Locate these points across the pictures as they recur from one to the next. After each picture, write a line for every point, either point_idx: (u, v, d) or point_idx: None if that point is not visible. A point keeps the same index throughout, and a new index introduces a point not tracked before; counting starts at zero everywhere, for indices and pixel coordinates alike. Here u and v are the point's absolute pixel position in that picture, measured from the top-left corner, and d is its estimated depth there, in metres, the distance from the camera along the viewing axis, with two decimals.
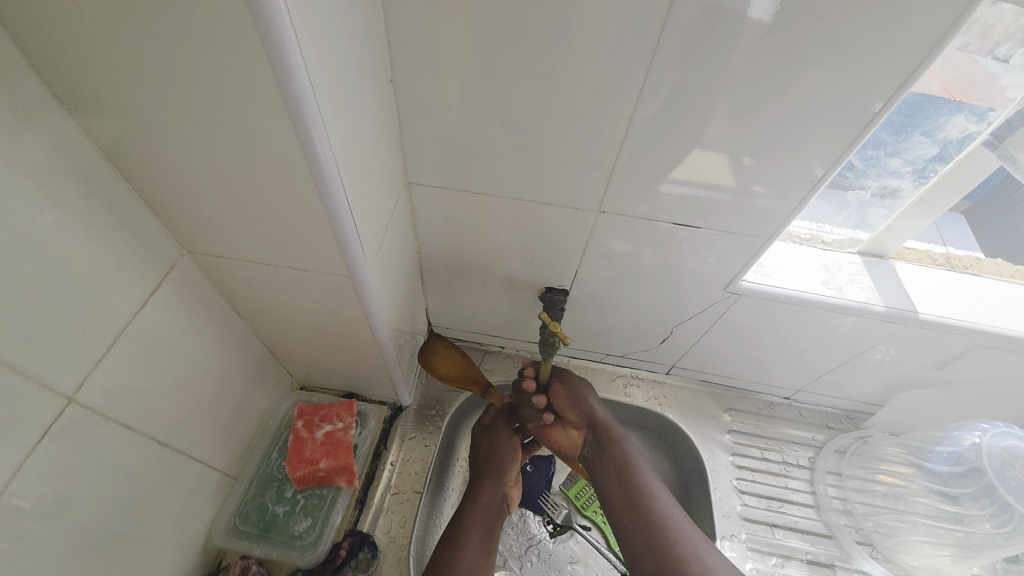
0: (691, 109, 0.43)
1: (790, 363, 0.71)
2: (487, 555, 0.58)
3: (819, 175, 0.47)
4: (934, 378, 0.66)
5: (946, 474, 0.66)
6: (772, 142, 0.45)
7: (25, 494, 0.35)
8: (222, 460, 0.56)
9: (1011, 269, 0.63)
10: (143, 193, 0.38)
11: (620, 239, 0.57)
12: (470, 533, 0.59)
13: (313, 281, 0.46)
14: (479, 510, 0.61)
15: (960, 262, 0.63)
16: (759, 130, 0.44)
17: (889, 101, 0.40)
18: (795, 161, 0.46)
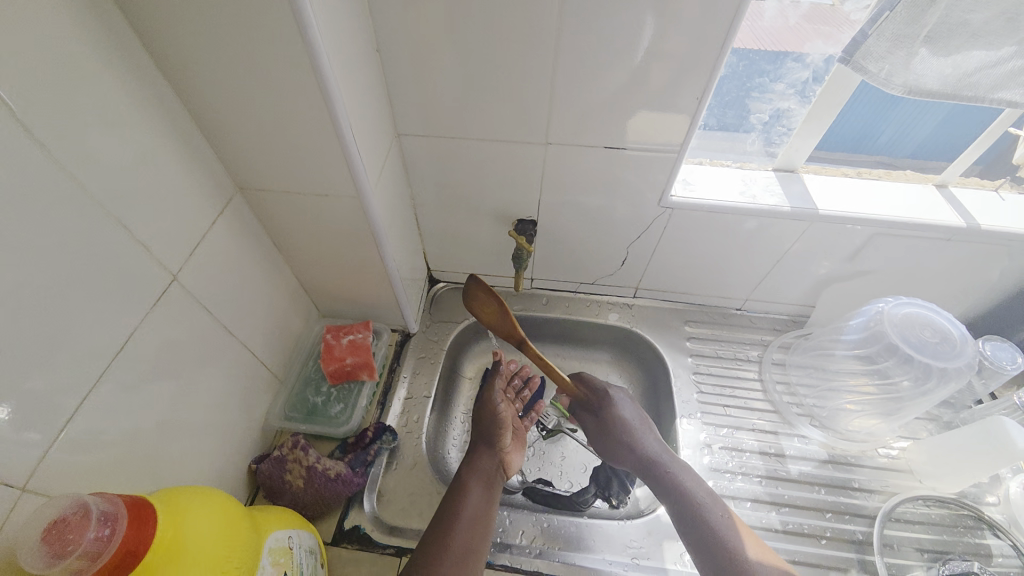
0: (600, 47, 0.56)
1: (731, 271, 0.84)
2: (487, 508, 0.64)
3: (705, 87, 0.58)
4: (850, 270, 0.79)
5: (857, 340, 0.75)
6: (666, 69, 0.57)
7: (152, 340, 0.50)
8: (272, 364, 0.71)
9: (920, 178, 0.75)
10: (208, 132, 0.53)
11: (570, 166, 0.70)
12: (472, 489, 0.65)
13: (331, 205, 0.60)
14: (478, 469, 0.68)
15: (872, 173, 0.76)
16: (652, 61, 0.57)
17: (736, 20, 0.52)
18: (688, 79, 0.58)
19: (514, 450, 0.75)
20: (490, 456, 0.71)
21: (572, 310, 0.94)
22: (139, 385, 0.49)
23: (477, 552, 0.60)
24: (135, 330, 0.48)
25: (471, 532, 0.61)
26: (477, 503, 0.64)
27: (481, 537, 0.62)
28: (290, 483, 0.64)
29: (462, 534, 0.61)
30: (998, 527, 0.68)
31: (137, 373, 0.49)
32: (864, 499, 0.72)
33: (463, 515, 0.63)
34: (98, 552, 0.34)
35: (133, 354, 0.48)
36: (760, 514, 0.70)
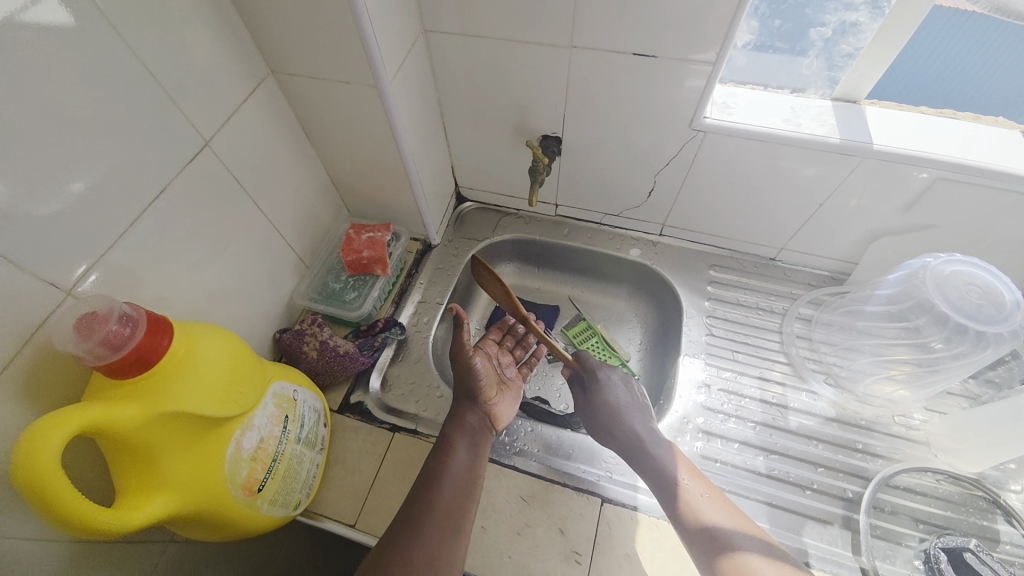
0: None
1: (766, 214, 0.78)
2: (473, 465, 0.62)
3: None
4: (904, 222, 0.71)
5: (892, 294, 0.70)
6: None
7: (188, 198, 0.56)
8: (299, 249, 0.78)
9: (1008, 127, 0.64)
10: (240, 6, 0.55)
11: (597, 75, 0.67)
12: (458, 446, 0.63)
13: (353, 95, 0.63)
14: (464, 425, 0.65)
15: (951, 112, 0.66)
16: None
17: None
18: None
19: (503, 407, 0.72)
20: (475, 412, 0.68)
21: (594, 241, 0.93)
22: (179, 236, 0.56)
23: (463, 510, 0.58)
24: (172, 185, 0.54)
25: (456, 490, 0.59)
26: (462, 462, 0.61)
27: (466, 495, 0.59)
28: (306, 352, 0.71)
29: (449, 492, 0.58)
30: (1016, 517, 0.61)
31: (176, 225, 0.55)
32: (865, 461, 0.68)
33: (449, 473, 0.60)
34: (120, 344, 0.41)
35: (172, 206, 0.54)
36: (744, 456, 0.69)
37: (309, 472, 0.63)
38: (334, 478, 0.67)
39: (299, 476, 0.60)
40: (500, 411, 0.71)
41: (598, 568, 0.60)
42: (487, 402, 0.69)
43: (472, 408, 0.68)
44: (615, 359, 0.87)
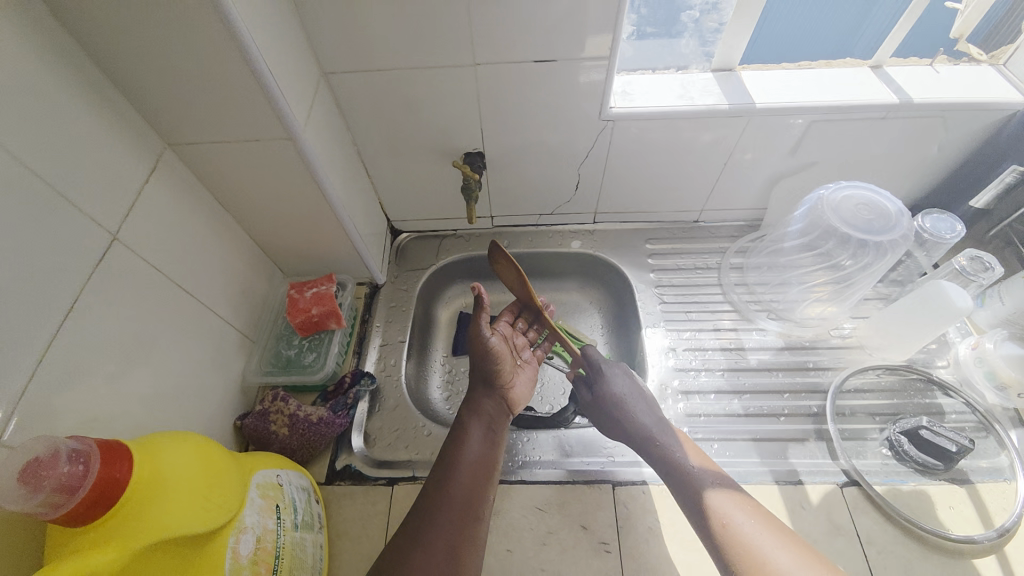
0: None
1: (682, 182, 0.85)
2: (487, 452, 0.63)
3: None
4: (795, 164, 0.80)
5: (803, 227, 0.78)
6: None
7: (103, 301, 0.50)
8: (240, 324, 0.72)
9: (856, 63, 0.75)
10: (121, 84, 0.51)
11: (504, 86, 0.69)
12: (472, 433, 0.64)
13: (265, 153, 0.60)
14: (480, 413, 0.66)
15: (808, 64, 0.76)
16: None
17: None
18: None
19: (519, 391, 0.73)
20: (491, 398, 0.69)
21: (536, 243, 0.95)
22: (101, 345, 0.49)
23: (480, 498, 0.59)
24: (82, 291, 0.48)
25: (471, 479, 0.60)
26: (478, 449, 0.63)
27: (482, 484, 0.60)
28: (275, 432, 0.66)
29: (463, 480, 0.59)
30: (949, 388, 0.72)
31: (97, 334, 0.49)
32: (818, 376, 0.76)
33: (465, 460, 0.61)
34: (75, 486, 0.36)
35: (88, 314, 0.48)
36: (723, 403, 0.75)
37: (315, 556, 0.58)
38: (342, 552, 0.63)
39: (305, 564, 0.55)
40: (516, 395, 0.72)
41: (625, 549, 0.62)
42: (503, 387, 0.70)
43: (488, 395, 0.69)
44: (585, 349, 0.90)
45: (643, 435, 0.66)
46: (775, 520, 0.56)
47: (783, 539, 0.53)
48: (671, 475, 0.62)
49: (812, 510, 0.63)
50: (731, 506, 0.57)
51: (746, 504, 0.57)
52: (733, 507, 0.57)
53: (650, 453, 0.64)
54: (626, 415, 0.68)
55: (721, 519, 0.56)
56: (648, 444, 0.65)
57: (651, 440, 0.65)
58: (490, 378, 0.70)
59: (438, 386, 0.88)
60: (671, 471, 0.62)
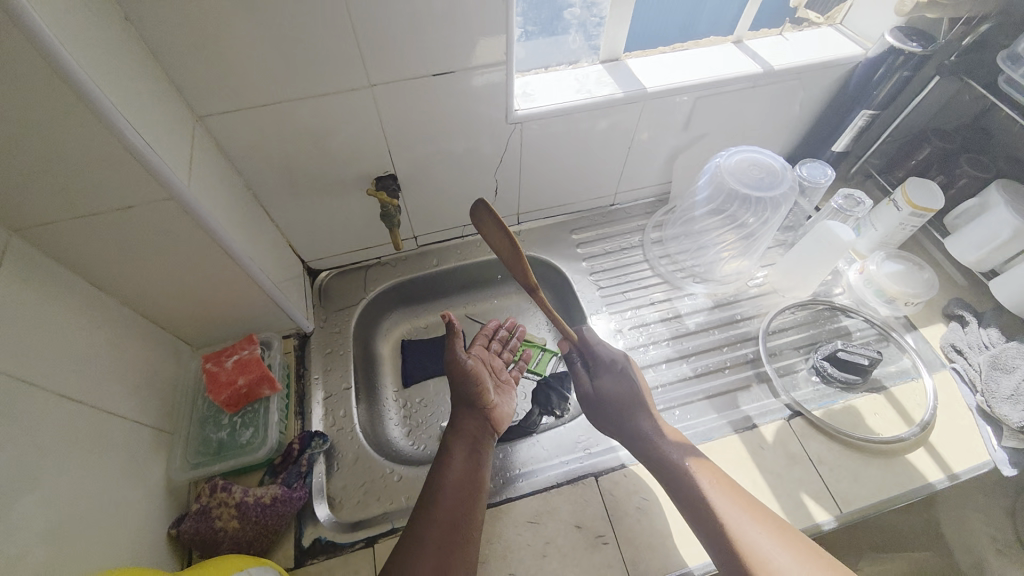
0: None
1: (594, 171, 0.88)
2: (473, 471, 0.62)
3: None
4: (688, 139, 0.86)
5: (708, 193, 0.84)
6: None
7: None
8: (148, 418, 0.61)
9: (720, 40, 0.82)
10: None
11: (404, 103, 0.66)
12: (457, 453, 0.63)
13: (142, 218, 0.51)
14: (464, 432, 0.66)
15: (681, 45, 0.81)
16: None
17: None
18: None
19: (502, 409, 0.72)
20: (474, 417, 0.68)
21: (465, 255, 0.93)
22: None
23: (468, 519, 0.57)
24: None
25: (458, 501, 0.59)
26: (462, 470, 0.62)
27: (470, 505, 0.59)
28: (222, 530, 0.58)
29: (449, 503, 0.58)
30: (849, 310, 0.83)
31: None
32: (747, 325, 0.84)
33: (449, 482, 0.60)
34: None
35: None
36: (674, 369, 0.79)
37: None
38: None
39: None
40: (500, 414, 0.71)
41: (623, 536, 0.62)
42: (487, 403, 0.70)
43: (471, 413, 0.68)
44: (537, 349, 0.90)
45: (632, 436, 0.66)
46: (746, 496, 0.59)
47: (758, 515, 0.57)
48: (662, 470, 0.62)
49: (771, 447, 0.68)
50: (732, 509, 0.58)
51: (725, 487, 0.60)
52: (735, 510, 0.57)
53: (641, 450, 0.65)
54: (619, 417, 0.68)
55: (725, 524, 0.57)
56: (638, 443, 0.65)
57: (642, 438, 0.65)
58: (473, 397, 0.69)
59: (396, 423, 0.83)
60: (662, 466, 0.62)
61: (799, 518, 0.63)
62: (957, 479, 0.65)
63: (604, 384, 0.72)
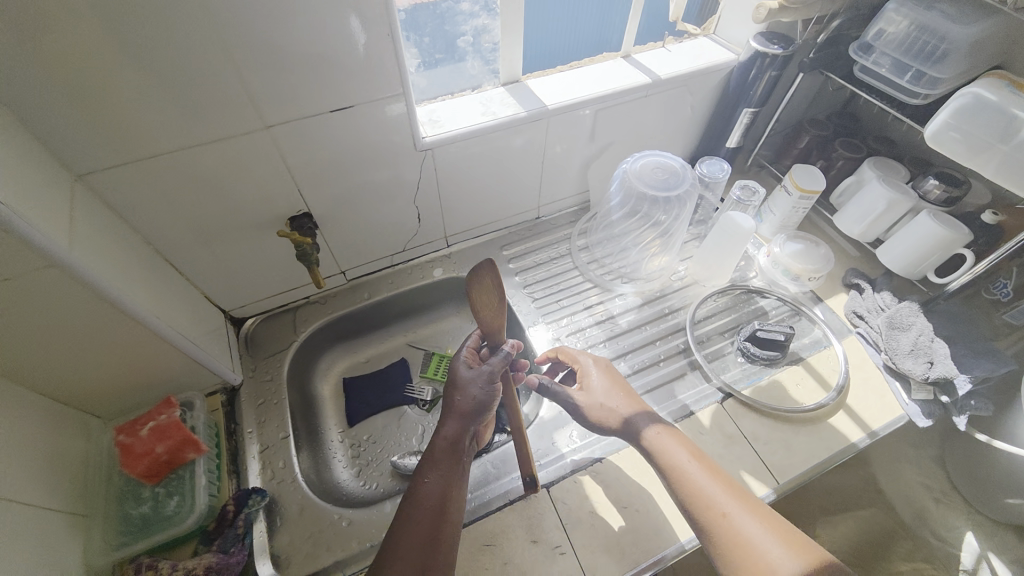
0: (256, 7, 0.51)
1: (513, 187, 0.91)
2: (453, 489, 0.58)
3: (388, 19, 0.58)
4: (597, 148, 0.91)
5: (623, 197, 0.88)
6: (335, 11, 0.55)
7: None
8: (60, 502, 0.56)
9: (611, 55, 0.88)
10: None
11: (306, 142, 0.65)
12: (439, 470, 0.59)
13: (25, 289, 0.47)
14: (451, 445, 0.61)
15: (577, 63, 0.87)
16: (320, 10, 0.54)
17: None
18: (364, 12, 0.56)
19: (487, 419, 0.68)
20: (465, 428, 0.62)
21: (398, 284, 0.93)
22: None
23: (447, 539, 0.54)
24: None
25: (439, 520, 0.55)
26: (440, 488, 0.58)
27: (450, 525, 0.56)
28: None
29: (429, 524, 0.55)
30: (763, 291, 0.89)
31: None
32: (676, 317, 0.87)
33: (427, 500, 0.57)
34: None
35: None
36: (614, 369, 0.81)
37: None
38: None
39: None
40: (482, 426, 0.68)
41: (579, 544, 0.62)
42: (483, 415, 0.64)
43: (462, 424, 0.62)
44: None
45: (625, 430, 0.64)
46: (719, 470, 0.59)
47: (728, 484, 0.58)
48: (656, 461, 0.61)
49: (710, 432, 0.71)
50: (723, 496, 0.56)
51: (702, 465, 0.59)
52: (724, 497, 0.56)
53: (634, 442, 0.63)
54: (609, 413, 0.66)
55: (715, 510, 0.55)
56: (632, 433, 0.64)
57: (634, 431, 0.64)
58: (467, 407, 0.64)
59: (344, 466, 0.81)
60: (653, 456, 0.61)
61: None
62: (876, 436, 0.71)
63: (595, 384, 0.69)
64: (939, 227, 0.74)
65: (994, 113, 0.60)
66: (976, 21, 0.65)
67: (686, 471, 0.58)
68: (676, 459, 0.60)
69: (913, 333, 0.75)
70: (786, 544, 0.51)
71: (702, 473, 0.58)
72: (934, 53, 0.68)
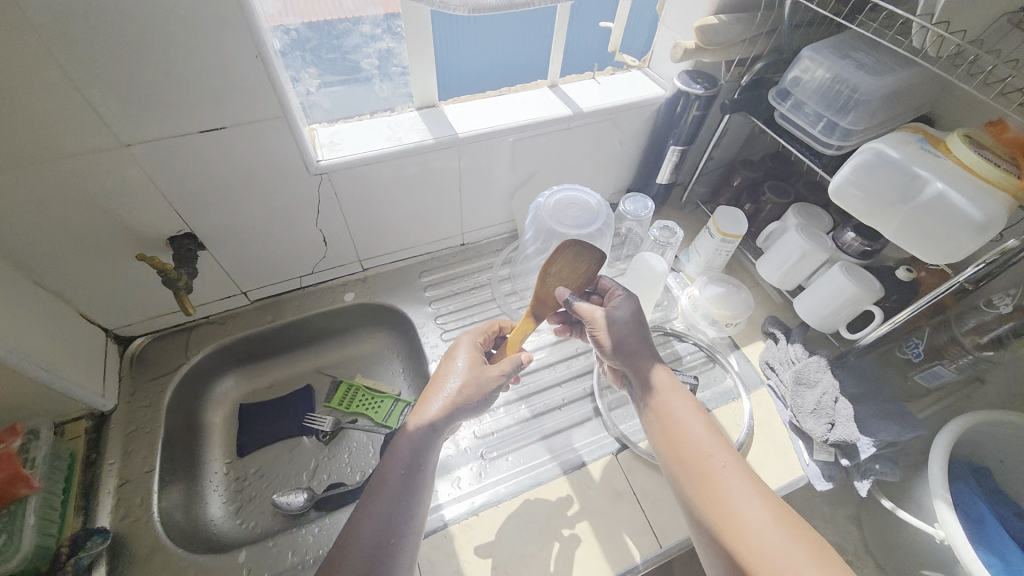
0: (89, 25, 0.46)
1: (430, 214, 0.87)
2: (412, 492, 0.56)
3: (256, 44, 0.53)
4: (519, 179, 0.89)
5: (536, 237, 0.83)
6: (189, 33, 0.50)
7: None
8: None
9: (538, 83, 0.86)
10: None
11: (176, 164, 0.61)
12: (401, 471, 0.57)
13: None
14: (417, 444, 0.59)
15: (509, 88, 0.84)
16: (170, 31, 0.49)
17: None
18: (226, 36, 0.52)
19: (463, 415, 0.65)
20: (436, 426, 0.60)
21: (306, 308, 0.89)
22: None
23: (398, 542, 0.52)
24: None
25: (390, 524, 0.53)
26: (398, 489, 0.55)
27: (402, 531, 0.53)
28: None
29: (380, 525, 0.52)
30: (681, 335, 0.86)
31: None
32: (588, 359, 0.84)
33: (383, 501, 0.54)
34: None
35: None
36: (512, 413, 0.77)
37: None
38: None
39: None
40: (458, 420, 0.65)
41: None
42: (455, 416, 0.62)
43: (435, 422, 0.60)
44: (389, 400, 0.88)
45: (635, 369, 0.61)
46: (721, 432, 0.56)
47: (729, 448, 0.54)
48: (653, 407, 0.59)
49: (598, 487, 0.68)
50: (721, 452, 0.53)
51: (704, 423, 0.56)
52: (722, 455, 0.53)
53: (641, 381, 0.60)
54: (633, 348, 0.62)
55: (706, 464, 0.52)
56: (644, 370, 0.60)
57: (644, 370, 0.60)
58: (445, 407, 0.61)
59: (220, 501, 0.77)
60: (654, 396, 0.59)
61: (620, 560, 0.62)
62: None
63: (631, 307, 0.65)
64: (849, 282, 0.71)
65: (893, 172, 0.58)
66: (885, 73, 0.63)
67: (683, 426, 0.56)
68: (675, 412, 0.57)
69: (818, 391, 0.72)
70: (779, 517, 0.47)
71: (702, 428, 0.55)
72: (846, 104, 0.65)
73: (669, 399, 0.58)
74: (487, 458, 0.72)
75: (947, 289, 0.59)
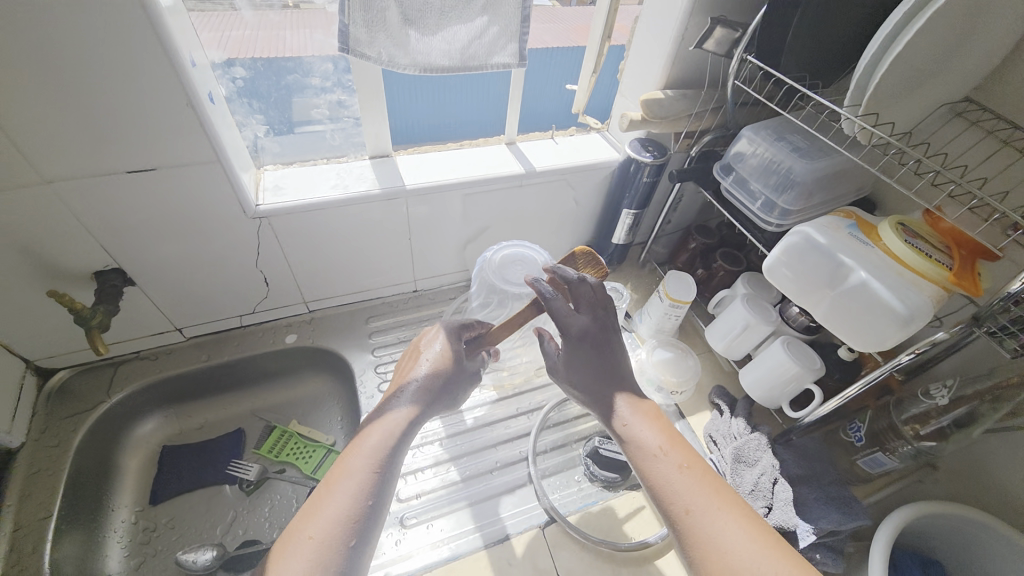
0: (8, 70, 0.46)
1: (380, 259, 0.87)
2: (371, 487, 0.48)
3: (187, 93, 0.54)
4: (472, 230, 0.89)
5: (479, 292, 0.82)
6: (115, 81, 0.50)
7: None
8: None
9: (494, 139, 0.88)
10: None
11: (102, 200, 0.60)
12: (366, 456, 0.51)
13: None
14: (389, 428, 0.54)
15: (470, 142, 0.87)
16: (96, 78, 0.50)
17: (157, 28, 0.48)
18: (156, 85, 0.52)
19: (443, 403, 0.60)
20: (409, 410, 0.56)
21: (245, 347, 0.86)
22: None
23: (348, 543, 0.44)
24: None
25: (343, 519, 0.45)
26: (351, 490, 0.47)
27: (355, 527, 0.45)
28: None
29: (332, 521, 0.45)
30: None
31: None
32: (529, 420, 0.82)
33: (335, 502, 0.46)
34: None
35: None
36: (441, 474, 0.73)
37: None
38: None
39: None
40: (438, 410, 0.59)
41: None
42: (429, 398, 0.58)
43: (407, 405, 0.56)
44: (321, 450, 0.83)
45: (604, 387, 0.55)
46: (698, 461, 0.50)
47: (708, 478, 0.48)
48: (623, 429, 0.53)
49: (520, 564, 0.64)
50: (691, 490, 0.47)
51: (677, 455, 0.50)
52: (696, 496, 0.47)
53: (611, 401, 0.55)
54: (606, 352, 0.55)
55: (682, 513, 0.46)
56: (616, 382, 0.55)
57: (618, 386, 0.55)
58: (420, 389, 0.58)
59: (121, 555, 0.71)
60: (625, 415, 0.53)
61: None
62: None
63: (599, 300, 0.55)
64: (786, 358, 0.70)
65: (821, 257, 0.58)
66: (819, 158, 0.64)
67: (654, 455, 0.50)
68: (643, 437, 0.51)
69: (756, 470, 0.69)
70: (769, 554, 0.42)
71: (673, 468, 0.49)
72: (781, 183, 0.66)
73: (635, 422, 0.53)
74: (405, 525, 0.67)
75: (878, 376, 0.58)
